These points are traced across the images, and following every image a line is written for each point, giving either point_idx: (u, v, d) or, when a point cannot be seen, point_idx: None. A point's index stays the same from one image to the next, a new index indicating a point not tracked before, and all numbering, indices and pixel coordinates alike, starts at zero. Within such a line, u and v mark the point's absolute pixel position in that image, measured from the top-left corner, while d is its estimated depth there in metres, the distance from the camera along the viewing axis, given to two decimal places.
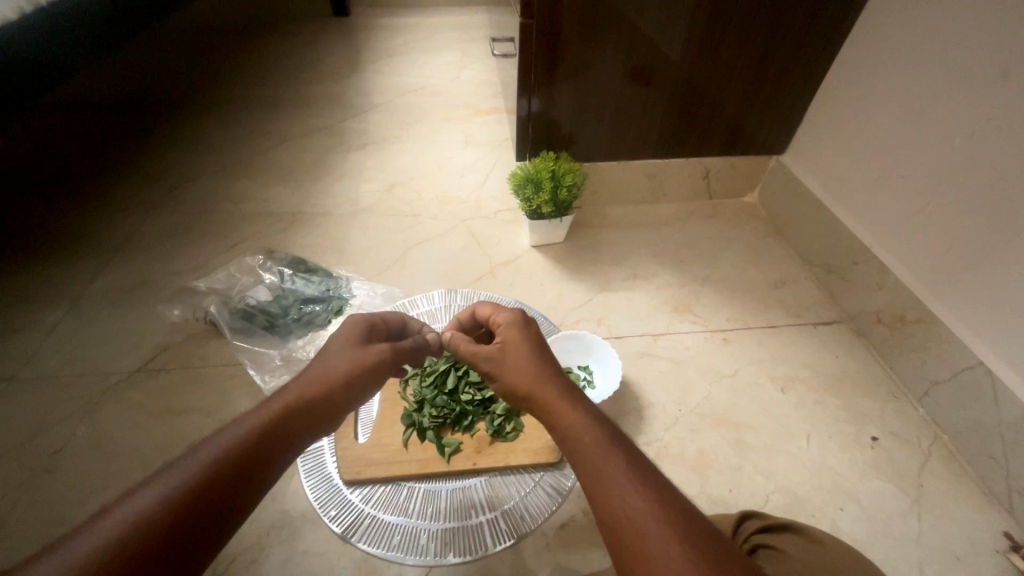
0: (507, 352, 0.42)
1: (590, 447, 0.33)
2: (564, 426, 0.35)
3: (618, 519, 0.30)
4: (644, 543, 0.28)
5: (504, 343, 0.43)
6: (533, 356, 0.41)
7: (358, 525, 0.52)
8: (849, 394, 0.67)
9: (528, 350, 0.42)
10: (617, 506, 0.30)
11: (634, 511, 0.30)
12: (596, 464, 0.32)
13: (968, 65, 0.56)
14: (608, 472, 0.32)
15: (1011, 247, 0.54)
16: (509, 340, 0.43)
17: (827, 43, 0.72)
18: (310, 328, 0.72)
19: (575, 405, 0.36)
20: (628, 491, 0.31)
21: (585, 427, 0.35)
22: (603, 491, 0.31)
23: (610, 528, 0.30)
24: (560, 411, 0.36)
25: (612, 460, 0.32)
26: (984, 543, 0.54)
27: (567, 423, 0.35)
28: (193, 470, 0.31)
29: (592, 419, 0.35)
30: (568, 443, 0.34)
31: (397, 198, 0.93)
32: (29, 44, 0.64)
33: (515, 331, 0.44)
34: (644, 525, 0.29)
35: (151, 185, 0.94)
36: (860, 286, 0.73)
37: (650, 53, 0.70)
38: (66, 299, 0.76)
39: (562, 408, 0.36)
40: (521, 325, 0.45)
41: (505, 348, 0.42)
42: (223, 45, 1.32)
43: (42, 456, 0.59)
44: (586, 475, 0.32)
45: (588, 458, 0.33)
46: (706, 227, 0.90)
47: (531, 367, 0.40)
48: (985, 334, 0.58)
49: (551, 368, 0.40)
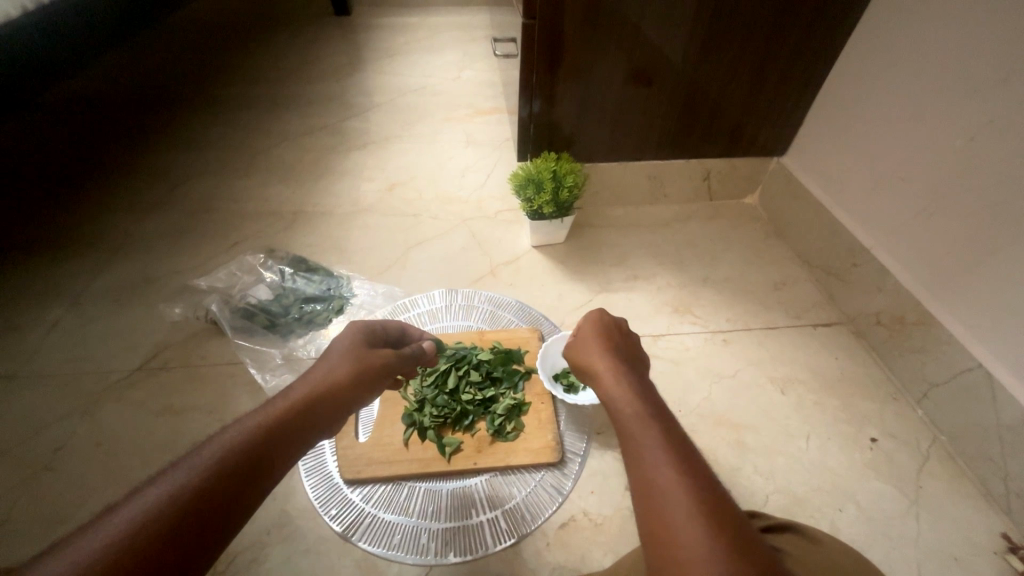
0: (580, 341, 0.46)
1: (632, 419, 0.35)
2: (613, 398, 0.37)
3: (646, 486, 0.31)
4: (667, 511, 0.29)
5: (579, 334, 0.47)
6: (598, 343, 0.44)
7: (358, 524, 0.53)
8: (848, 395, 0.67)
9: (594, 338, 0.45)
10: (646, 475, 0.31)
11: (661, 481, 0.30)
12: (634, 433, 0.34)
13: (969, 68, 0.56)
14: (643, 443, 0.33)
15: (1010, 249, 0.54)
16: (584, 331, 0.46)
17: (828, 45, 0.72)
18: (311, 327, 0.72)
19: (627, 384, 0.38)
20: (661, 462, 0.31)
21: (630, 402, 0.36)
22: (637, 459, 0.32)
23: (638, 495, 0.31)
24: (612, 387, 0.38)
25: (649, 433, 0.33)
26: (982, 544, 0.55)
27: (616, 398, 0.37)
28: (198, 470, 0.31)
29: (638, 397, 0.37)
30: (613, 414, 0.36)
31: (398, 198, 0.93)
32: (30, 41, 0.64)
33: (589, 323, 0.47)
34: (670, 494, 0.30)
35: (151, 184, 0.94)
36: (859, 288, 0.73)
37: (652, 54, 0.70)
38: (65, 297, 0.76)
39: (614, 385, 0.39)
40: (593, 317, 0.48)
41: (580, 339, 0.46)
42: (223, 44, 1.32)
43: (42, 454, 0.59)
44: (625, 443, 0.34)
45: (628, 428, 0.34)
46: (706, 228, 0.90)
47: (599, 354, 0.43)
48: (984, 336, 0.58)
49: (612, 354, 0.43)
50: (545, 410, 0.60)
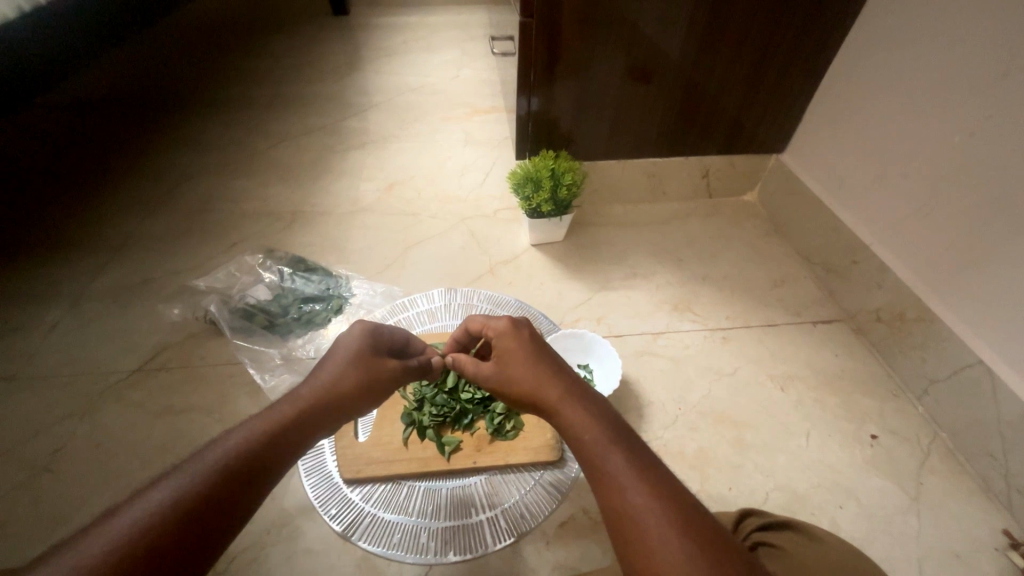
0: (506, 358, 0.42)
1: (593, 444, 0.34)
2: (569, 423, 0.36)
3: (620, 516, 0.31)
4: (644, 539, 0.29)
5: (500, 353, 0.43)
6: (526, 360, 0.41)
7: (358, 523, 0.52)
8: (849, 393, 0.67)
9: (521, 355, 0.42)
10: (620, 505, 0.31)
11: (634, 506, 0.30)
12: (598, 459, 0.33)
13: (968, 62, 0.56)
14: (611, 469, 0.32)
15: (1011, 245, 0.54)
16: (505, 346, 0.43)
17: (827, 41, 0.72)
18: (310, 327, 0.72)
19: (580, 403, 0.37)
20: (630, 487, 0.31)
21: (588, 424, 0.35)
22: (605, 487, 0.32)
23: (611, 523, 0.31)
24: (564, 411, 0.37)
25: (614, 456, 0.33)
26: (984, 541, 0.54)
27: (572, 422, 0.36)
28: (200, 474, 0.31)
29: (597, 416, 0.36)
30: (573, 442, 0.35)
31: (397, 198, 0.93)
32: (27, 43, 0.64)
33: (508, 339, 0.44)
34: (645, 521, 0.30)
35: (150, 185, 0.94)
36: (860, 285, 0.73)
37: (650, 53, 0.70)
38: (65, 298, 0.76)
39: (565, 406, 0.37)
40: (510, 331, 0.44)
41: (502, 358, 0.43)
42: (222, 44, 1.32)
43: (42, 455, 0.59)
44: (590, 473, 0.33)
45: (592, 457, 0.34)
46: (706, 226, 0.90)
47: (532, 373, 0.40)
48: (984, 333, 0.58)
49: (549, 372, 0.40)
50: None
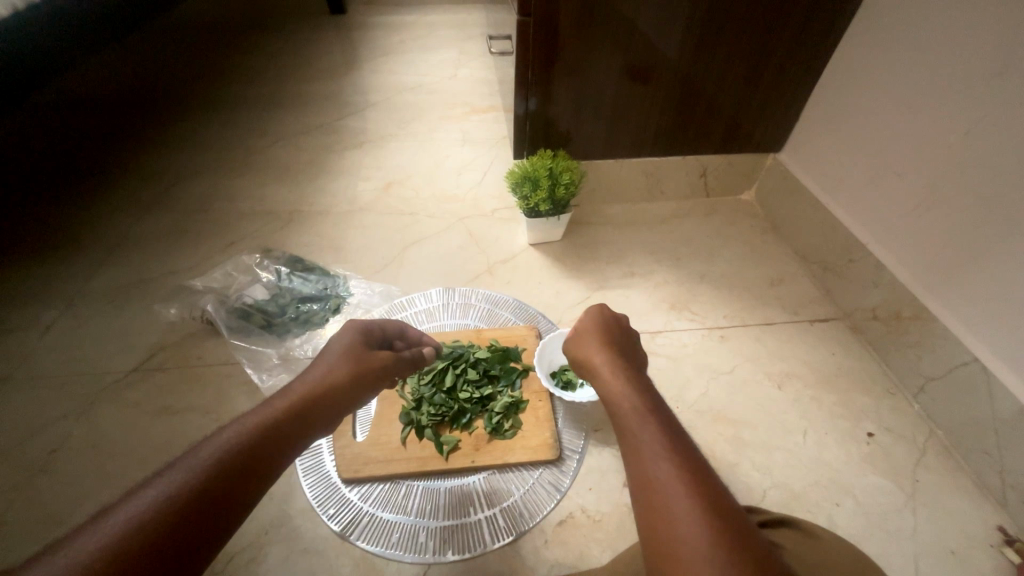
0: (579, 333, 0.46)
1: (629, 416, 0.35)
2: (612, 394, 0.38)
3: (646, 484, 0.31)
4: (667, 507, 0.29)
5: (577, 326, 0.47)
6: (596, 337, 0.44)
7: (357, 522, 0.53)
8: (846, 391, 0.67)
9: (593, 333, 0.45)
10: (647, 474, 0.31)
11: (662, 476, 0.31)
12: (633, 429, 0.34)
13: (963, 63, 0.57)
14: (643, 440, 0.33)
15: (1005, 244, 0.54)
16: (582, 322, 0.47)
17: (825, 39, 0.72)
18: (308, 327, 0.71)
19: (626, 379, 0.39)
20: (659, 458, 0.32)
21: (629, 397, 0.36)
22: (636, 455, 0.33)
23: (636, 489, 0.32)
24: (609, 381, 0.39)
25: (649, 430, 0.33)
26: (979, 537, 0.55)
27: (616, 394, 0.37)
28: (195, 470, 0.31)
29: (638, 391, 0.37)
30: (612, 411, 0.37)
31: (395, 197, 0.93)
32: (23, 43, 0.64)
33: (587, 317, 0.47)
34: (670, 491, 0.30)
35: (147, 184, 0.94)
36: (857, 283, 0.73)
37: (649, 53, 0.70)
38: (61, 299, 0.75)
39: (613, 379, 0.39)
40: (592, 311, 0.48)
41: (577, 331, 0.46)
42: (218, 43, 1.31)
43: (40, 456, 0.59)
44: (624, 441, 0.34)
45: (628, 425, 0.34)
46: (703, 225, 0.90)
47: (597, 347, 0.43)
48: (979, 331, 0.58)
49: (611, 351, 0.42)
50: (544, 407, 0.60)
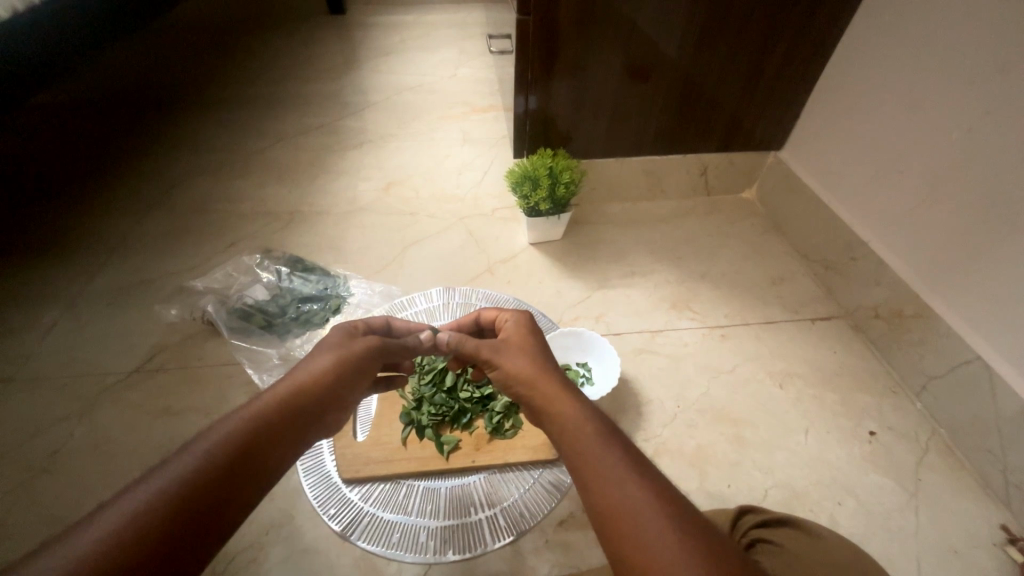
0: (506, 350, 0.43)
1: (587, 442, 0.34)
2: (558, 418, 0.36)
3: (613, 511, 0.30)
4: (639, 532, 0.29)
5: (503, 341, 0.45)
6: (526, 353, 0.42)
7: (358, 523, 0.52)
8: (848, 389, 0.67)
9: (523, 349, 0.43)
10: (612, 500, 0.31)
11: (629, 500, 0.30)
12: (590, 454, 0.33)
13: (965, 59, 0.56)
14: (605, 463, 0.32)
15: (1008, 242, 0.54)
16: (507, 339, 0.45)
17: (826, 36, 0.71)
18: (308, 327, 0.71)
19: (573, 399, 0.37)
20: (623, 481, 0.31)
21: (579, 420, 0.35)
22: (598, 480, 0.32)
23: (602, 519, 0.31)
24: (554, 403, 0.37)
25: (608, 452, 0.33)
26: (983, 537, 0.54)
27: (566, 416, 0.36)
28: (187, 469, 0.31)
29: (587, 411, 0.36)
30: (564, 437, 0.35)
31: (395, 197, 0.93)
32: (23, 45, 0.64)
33: (515, 331, 0.46)
34: (641, 514, 0.29)
35: (148, 185, 0.94)
36: (858, 281, 0.73)
37: (649, 52, 0.70)
38: (63, 299, 0.75)
39: (558, 403, 0.37)
40: (518, 325, 0.46)
41: (502, 345, 0.44)
42: (219, 43, 1.32)
43: (41, 456, 0.59)
44: (580, 469, 0.33)
45: (584, 449, 0.33)
46: (705, 224, 0.90)
47: (529, 363, 0.41)
48: (982, 329, 0.58)
49: (547, 367, 0.41)
50: None
